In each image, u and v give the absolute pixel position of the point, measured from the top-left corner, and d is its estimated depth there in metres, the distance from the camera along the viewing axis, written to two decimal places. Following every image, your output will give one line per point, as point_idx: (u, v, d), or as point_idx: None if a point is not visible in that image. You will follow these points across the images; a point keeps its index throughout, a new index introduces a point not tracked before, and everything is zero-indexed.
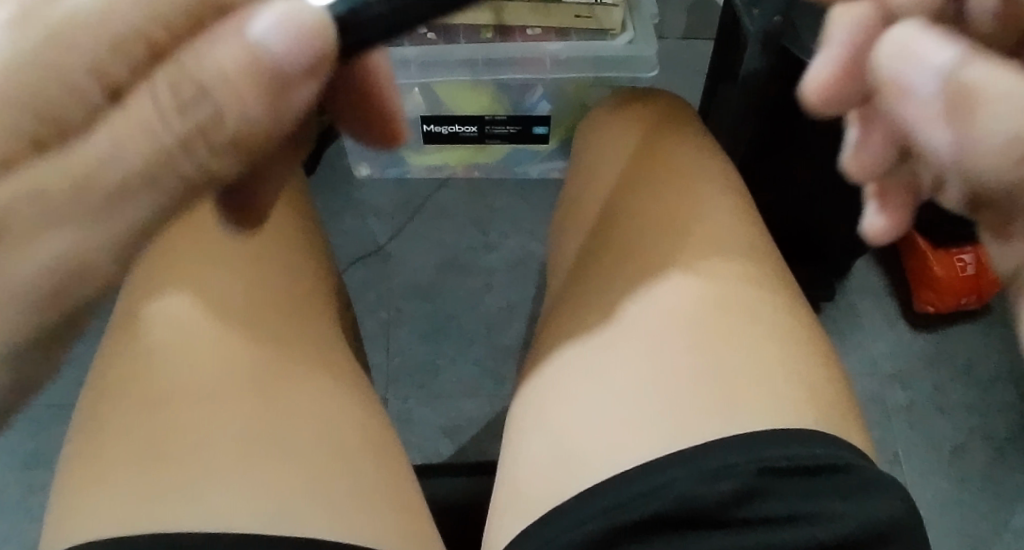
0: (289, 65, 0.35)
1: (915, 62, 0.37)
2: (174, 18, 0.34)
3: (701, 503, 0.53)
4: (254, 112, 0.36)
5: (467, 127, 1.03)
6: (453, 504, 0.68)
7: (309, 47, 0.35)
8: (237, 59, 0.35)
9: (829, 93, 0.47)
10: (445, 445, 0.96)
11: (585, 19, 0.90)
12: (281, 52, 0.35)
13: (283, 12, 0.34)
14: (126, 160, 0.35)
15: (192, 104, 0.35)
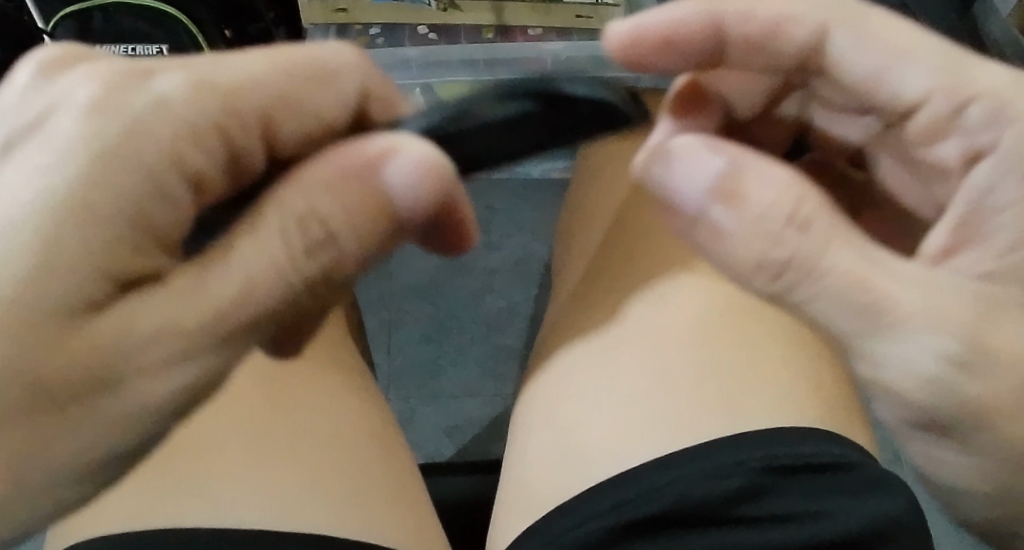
0: (411, 202, 0.40)
1: (680, 183, 0.43)
2: (323, 171, 0.39)
3: (705, 502, 0.53)
4: (364, 244, 0.41)
5: None
6: (457, 503, 0.68)
7: (431, 191, 0.39)
8: (359, 198, 0.40)
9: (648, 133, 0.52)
10: (447, 445, 0.95)
11: (586, 20, 0.87)
12: (407, 196, 0.39)
13: (412, 159, 0.39)
14: (252, 299, 0.39)
15: (320, 245, 0.40)
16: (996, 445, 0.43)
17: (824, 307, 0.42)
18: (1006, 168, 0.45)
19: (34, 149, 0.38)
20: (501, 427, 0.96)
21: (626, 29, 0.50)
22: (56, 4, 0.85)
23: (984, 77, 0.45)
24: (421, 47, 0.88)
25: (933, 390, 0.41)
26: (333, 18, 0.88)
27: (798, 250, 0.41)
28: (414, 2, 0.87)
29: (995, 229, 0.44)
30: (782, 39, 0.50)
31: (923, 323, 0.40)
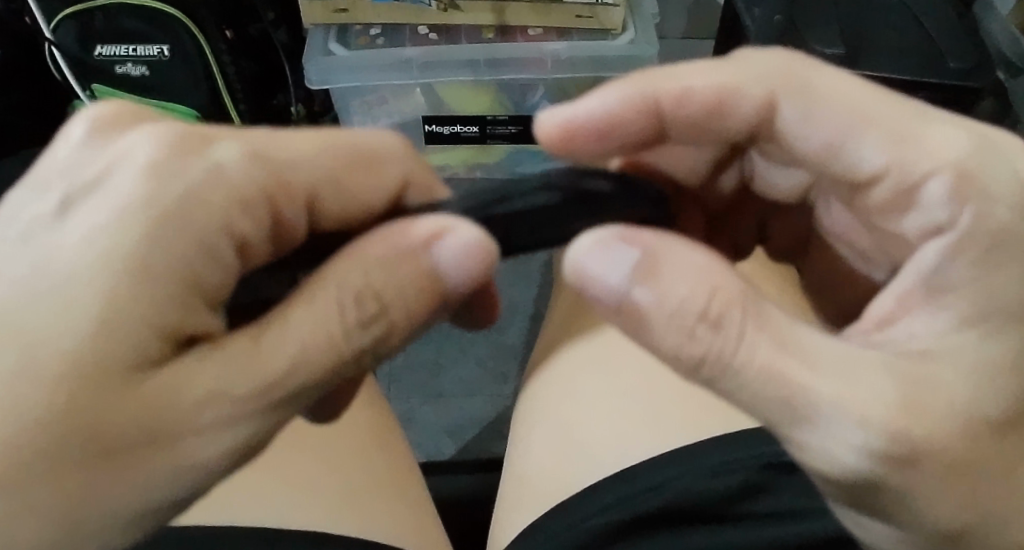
0: (461, 275, 0.39)
1: (597, 279, 0.38)
2: (370, 252, 0.38)
3: (701, 499, 0.55)
4: (415, 315, 0.40)
5: (467, 127, 0.98)
6: (457, 498, 0.68)
7: (484, 269, 0.38)
8: (414, 276, 0.39)
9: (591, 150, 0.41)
10: (447, 444, 0.90)
11: (586, 20, 0.87)
12: (459, 270, 0.38)
13: (462, 241, 0.37)
14: (298, 371, 0.37)
15: (374, 318, 0.38)
16: (922, 521, 0.40)
17: (751, 398, 0.38)
18: (954, 252, 0.40)
19: (92, 209, 0.36)
20: (504, 428, 0.91)
21: (557, 119, 0.44)
22: (55, 4, 0.85)
23: (944, 146, 0.40)
24: (420, 46, 0.89)
25: (861, 476, 0.38)
26: (333, 19, 0.88)
27: (722, 349, 0.38)
28: (416, 2, 0.86)
29: (931, 317, 0.40)
30: (726, 114, 0.45)
31: (848, 413, 0.37)
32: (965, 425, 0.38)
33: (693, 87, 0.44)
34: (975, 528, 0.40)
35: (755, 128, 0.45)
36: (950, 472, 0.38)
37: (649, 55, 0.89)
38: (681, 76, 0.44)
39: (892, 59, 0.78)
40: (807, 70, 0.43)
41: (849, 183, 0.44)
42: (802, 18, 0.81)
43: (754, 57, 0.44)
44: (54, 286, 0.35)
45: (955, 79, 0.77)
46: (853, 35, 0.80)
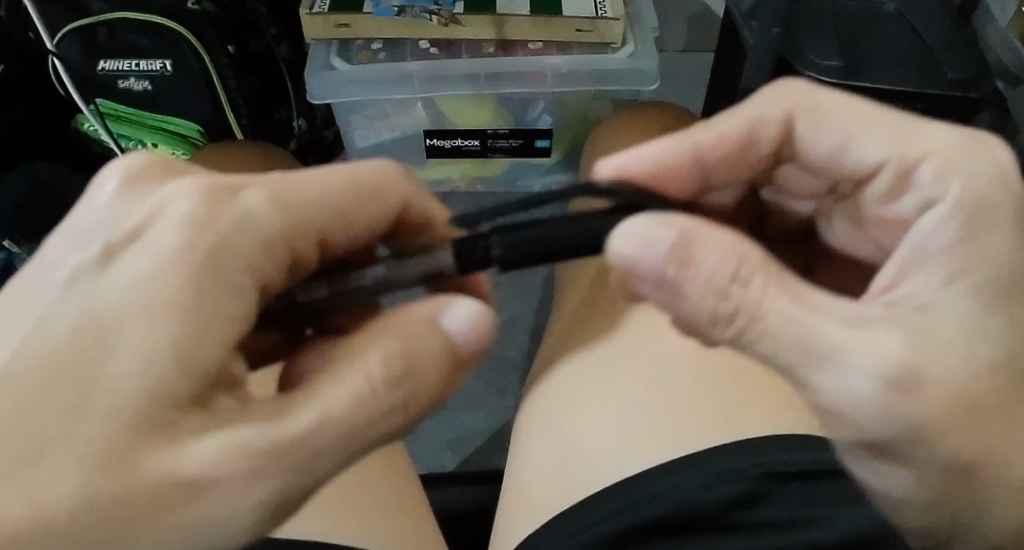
0: (466, 342, 0.42)
1: (638, 260, 0.38)
2: (400, 322, 0.41)
3: (699, 508, 0.54)
4: (434, 382, 0.41)
5: (469, 140, 0.98)
6: (459, 511, 0.68)
7: (482, 337, 0.42)
8: (428, 339, 0.41)
9: (617, 174, 0.44)
10: (448, 458, 0.89)
11: (586, 33, 0.88)
12: (461, 338, 0.41)
13: (467, 313, 0.41)
14: (327, 433, 0.38)
15: (400, 378, 0.39)
16: (932, 462, 0.41)
17: (774, 345, 0.40)
18: (950, 212, 0.42)
19: (136, 256, 0.38)
20: (505, 442, 0.90)
21: (610, 170, 0.45)
22: (60, 19, 0.86)
23: (934, 137, 0.43)
24: (421, 61, 0.89)
25: (875, 415, 0.39)
26: (335, 34, 0.88)
27: (750, 307, 0.39)
28: (417, 17, 0.86)
29: (927, 276, 0.41)
30: (758, 143, 0.46)
31: (864, 350, 0.39)
32: (967, 370, 0.40)
33: (726, 126, 0.46)
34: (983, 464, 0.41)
35: (776, 155, 0.47)
36: (956, 409, 0.40)
37: (648, 69, 0.89)
38: (713, 124, 0.46)
39: (891, 69, 0.79)
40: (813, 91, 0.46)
41: (851, 179, 0.46)
42: (800, 32, 0.82)
43: (774, 85, 0.46)
44: (100, 329, 0.37)
45: (954, 90, 0.78)
46: (851, 48, 0.80)
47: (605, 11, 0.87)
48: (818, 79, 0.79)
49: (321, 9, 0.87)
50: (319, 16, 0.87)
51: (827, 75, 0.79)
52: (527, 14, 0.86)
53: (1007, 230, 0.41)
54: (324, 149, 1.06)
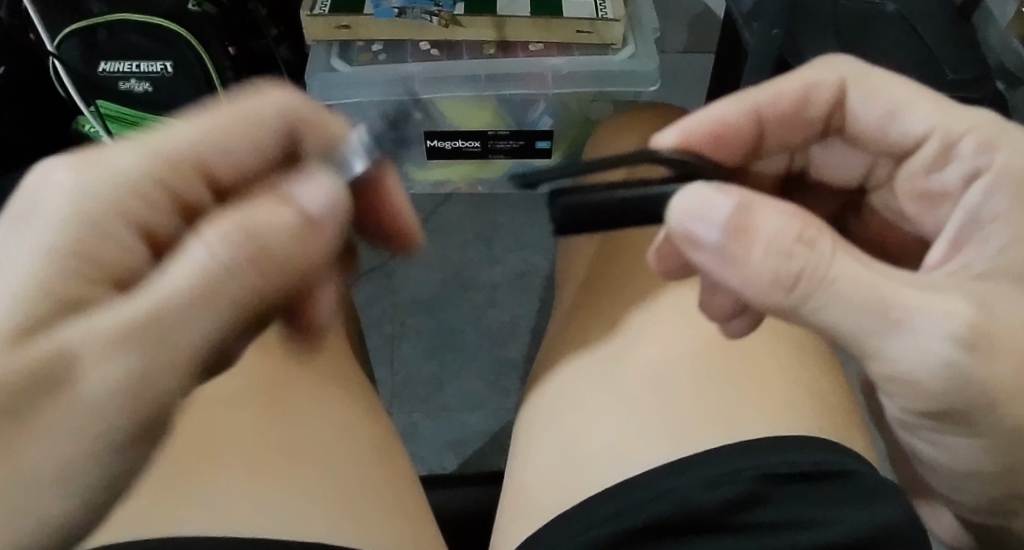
0: (313, 211, 0.42)
1: (703, 228, 0.41)
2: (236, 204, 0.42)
3: (700, 508, 0.53)
4: (296, 255, 0.42)
5: (470, 141, 0.97)
6: (459, 513, 0.68)
7: (336, 206, 0.43)
8: (272, 211, 0.41)
9: (677, 141, 0.52)
10: (449, 459, 0.89)
11: (586, 35, 0.88)
12: (306, 204, 0.42)
13: (305, 187, 0.43)
14: (179, 321, 0.40)
15: (248, 248, 0.40)
16: (1000, 428, 0.45)
17: (838, 312, 0.42)
18: (998, 186, 0.48)
19: (18, 236, 0.42)
20: (506, 442, 0.90)
21: (679, 134, 0.52)
22: (60, 20, 0.86)
23: (965, 116, 0.50)
24: (422, 62, 0.89)
25: (947, 377, 0.43)
26: (335, 35, 0.88)
27: (818, 263, 0.41)
28: (417, 18, 0.86)
29: (983, 244, 0.47)
30: (807, 106, 0.53)
31: (934, 314, 0.42)
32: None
33: (783, 89, 0.53)
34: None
35: (823, 125, 0.54)
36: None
37: (649, 70, 0.89)
38: (773, 85, 0.53)
39: (892, 71, 0.79)
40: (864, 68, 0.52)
41: (902, 150, 0.52)
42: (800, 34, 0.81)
43: (825, 57, 0.53)
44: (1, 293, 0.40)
45: (954, 91, 0.78)
46: (852, 50, 0.80)
47: (606, 12, 0.87)
48: None
49: (321, 11, 0.87)
50: (319, 17, 0.87)
51: None
52: (527, 16, 0.86)
53: None
54: None
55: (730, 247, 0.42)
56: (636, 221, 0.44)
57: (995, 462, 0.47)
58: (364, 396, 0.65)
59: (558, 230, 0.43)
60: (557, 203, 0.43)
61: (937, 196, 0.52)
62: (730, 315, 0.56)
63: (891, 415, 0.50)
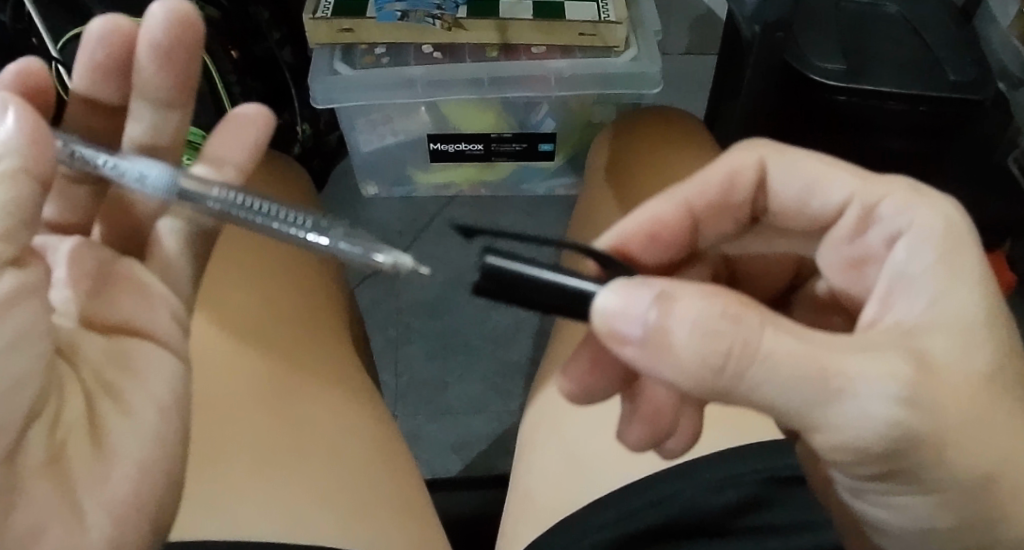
0: (17, 120, 0.42)
1: (621, 319, 0.37)
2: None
3: (703, 514, 0.54)
4: (32, 167, 0.41)
5: (471, 145, 0.98)
6: (464, 517, 0.68)
7: (26, 106, 0.43)
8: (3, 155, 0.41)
9: (613, 245, 0.48)
10: (454, 462, 0.89)
11: (589, 38, 0.88)
12: (13, 114, 0.42)
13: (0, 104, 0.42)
14: None
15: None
16: (950, 483, 0.40)
17: (775, 389, 0.36)
18: (919, 241, 0.42)
19: None
20: (510, 445, 0.90)
21: (609, 238, 0.49)
22: (61, 24, 0.85)
23: (870, 182, 0.45)
24: (425, 65, 0.89)
25: (892, 440, 0.37)
26: (338, 39, 0.88)
27: (747, 336, 0.36)
28: (419, 22, 0.86)
29: (909, 301, 0.40)
30: (734, 194, 0.48)
31: (875, 378, 0.36)
32: (972, 380, 0.39)
33: (705, 179, 0.48)
34: (998, 475, 0.40)
35: (751, 211, 0.49)
36: (973, 422, 0.38)
37: (650, 71, 0.89)
38: (697, 175, 0.49)
39: (894, 73, 0.79)
40: (773, 154, 0.47)
41: (830, 217, 0.47)
42: (802, 37, 0.82)
43: (743, 139, 0.48)
44: None
45: (955, 92, 0.78)
46: (853, 53, 0.80)
47: (608, 15, 0.87)
48: (821, 82, 0.79)
49: (323, 14, 0.87)
50: (322, 21, 0.87)
51: (830, 78, 0.78)
52: (530, 18, 0.86)
53: (974, 252, 0.42)
54: (327, 154, 1.06)
55: (651, 334, 0.36)
56: (563, 304, 0.39)
57: (949, 519, 0.41)
58: (370, 398, 0.65)
59: (482, 292, 0.38)
60: (482, 262, 0.38)
61: (863, 261, 0.46)
62: (662, 440, 0.51)
63: (838, 485, 0.44)
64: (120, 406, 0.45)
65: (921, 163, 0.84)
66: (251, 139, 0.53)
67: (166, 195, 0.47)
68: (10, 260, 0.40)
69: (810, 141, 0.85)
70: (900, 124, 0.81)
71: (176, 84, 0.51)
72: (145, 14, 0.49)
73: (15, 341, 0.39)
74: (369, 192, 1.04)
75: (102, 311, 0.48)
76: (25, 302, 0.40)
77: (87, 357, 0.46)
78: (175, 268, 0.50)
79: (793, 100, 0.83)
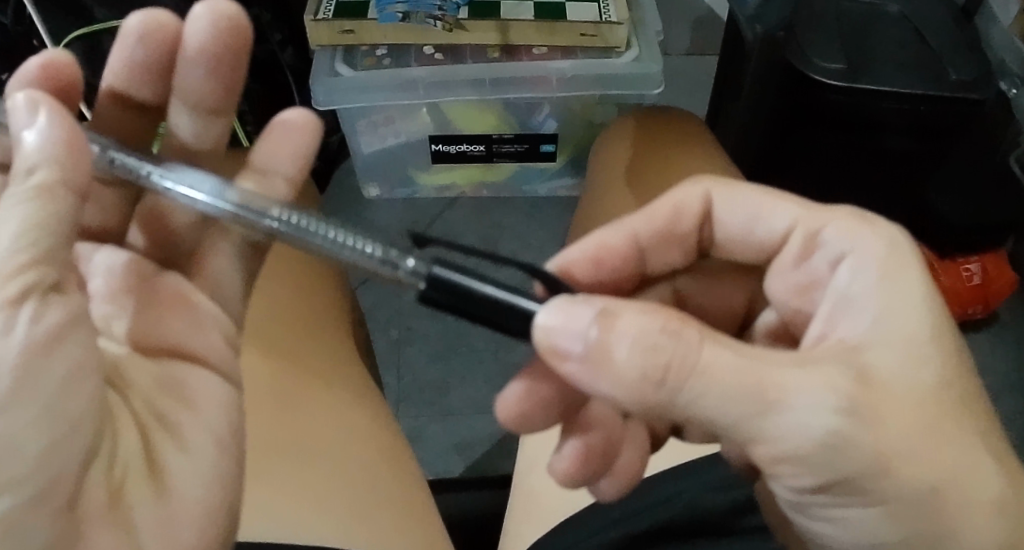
0: (51, 124, 0.41)
1: (563, 334, 0.37)
2: (25, 167, 0.41)
3: (704, 513, 0.54)
4: (67, 174, 0.41)
5: (472, 145, 0.98)
6: (467, 517, 0.69)
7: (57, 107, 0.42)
8: (40, 161, 0.41)
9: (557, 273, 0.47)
10: (456, 463, 0.89)
11: (590, 38, 0.88)
12: (46, 117, 0.42)
13: (32, 103, 0.42)
14: None
15: (36, 190, 0.40)
16: (900, 492, 0.38)
17: (715, 403, 0.36)
18: (863, 263, 0.42)
19: None
20: (513, 445, 0.89)
21: (554, 261, 0.48)
22: (63, 25, 0.86)
23: (808, 208, 0.45)
24: (427, 66, 0.89)
25: (831, 452, 0.36)
26: (340, 40, 0.88)
27: (685, 353, 0.35)
28: (420, 23, 0.86)
29: (854, 319, 0.40)
30: (679, 223, 0.48)
31: (813, 390, 0.36)
32: (917, 394, 0.38)
33: (653, 210, 0.48)
34: (947, 486, 0.39)
35: (697, 243, 0.49)
36: (921, 435, 0.38)
37: (651, 72, 0.89)
38: (644, 208, 0.48)
39: (895, 73, 0.79)
40: (724, 190, 0.47)
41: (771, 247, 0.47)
42: (803, 37, 0.81)
43: (693, 176, 0.49)
44: None
45: (957, 90, 0.78)
46: (853, 53, 0.80)
47: (609, 15, 0.87)
48: (823, 81, 0.78)
49: (325, 16, 0.87)
50: (324, 22, 0.87)
51: (830, 78, 0.78)
52: (530, 19, 0.86)
53: (917, 269, 0.41)
54: (329, 155, 1.06)
55: (591, 347, 0.36)
56: (504, 321, 0.39)
57: (895, 532, 0.39)
58: (374, 398, 0.65)
59: (426, 302, 0.40)
60: (428, 273, 0.40)
61: (808, 287, 0.45)
62: (595, 478, 0.48)
63: (779, 500, 0.42)
64: (179, 443, 0.44)
65: (919, 162, 0.85)
66: (299, 147, 0.53)
67: (219, 214, 0.46)
68: (53, 286, 0.40)
69: (818, 143, 0.84)
70: (903, 123, 0.80)
71: (219, 90, 0.51)
72: (191, 17, 0.49)
73: (71, 375, 0.39)
74: (371, 193, 1.04)
75: (152, 331, 0.48)
76: (74, 336, 0.40)
77: (136, 386, 0.45)
78: (223, 284, 0.51)
79: (797, 102, 0.82)
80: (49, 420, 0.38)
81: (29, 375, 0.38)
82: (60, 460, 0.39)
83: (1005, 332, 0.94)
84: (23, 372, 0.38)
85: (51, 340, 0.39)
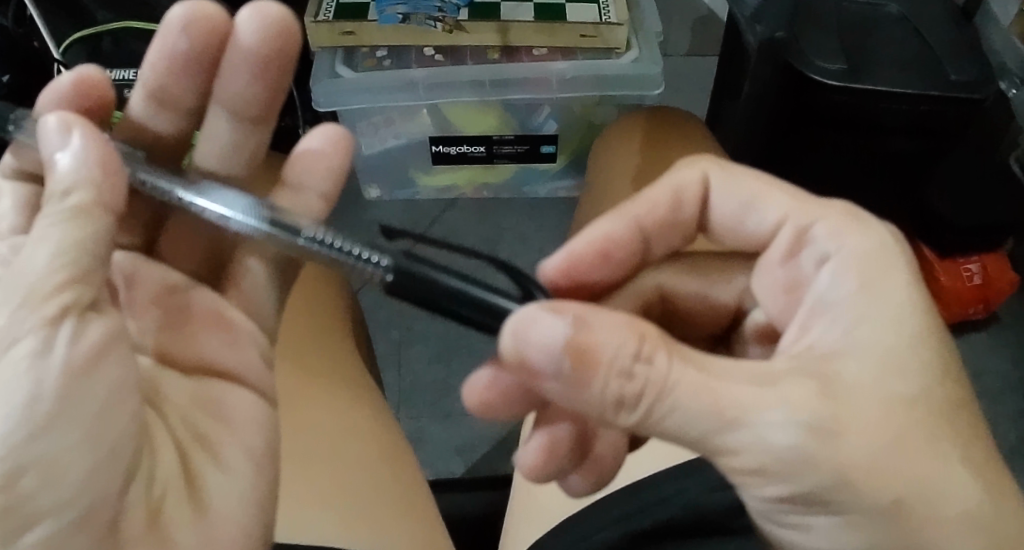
0: (87, 148, 0.42)
1: (527, 341, 0.37)
2: (58, 188, 0.41)
3: (705, 512, 0.53)
4: (104, 197, 0.41)
5: (473, 146, 0.98)
6: (470, 516, 0.69)
7: (84, 125, 0.43)
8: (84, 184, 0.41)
9: (553, 276, 0.47)
10: (457, 463, 0.89)
11: (590, 39, 0.88)
12: (80, 139, 0.42)
13: (62, 125, 0.42)
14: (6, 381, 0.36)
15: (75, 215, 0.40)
16: (860, 504, 0.37)
17: (688, 418, 0.37)
18: (846, 267, 0.41)
19: None
20: (514, 446, 0.90)
21: (557, 259, 0.47)
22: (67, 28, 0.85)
23: (792, 208, 0.45)
24: (427, 67, 0.89)
25: (795, 467, 0.37)
26: (339, 41, 0.88)
27: (653, 376, 0.37)
28: (421, 24, 0.87)
29: (832, 324, 0.40)
30: (681, 212, 0.48)
31: (774, 407, 0.37)
32: (886, 399, 0.38)
33: (653, 197, 0.48)
34: (925, 495, 0.38)
35: (695, 231, 0.49)
36: (896, 454, 0.37)
37: (652, 72, 0.89)
38: (644, 195, 0.48)
39: (895, 74, 0.79)
40: (724, 174, 0.47)
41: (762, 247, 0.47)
42: (802, 37, 0.81)
43: (687, 159, 0.49)
44: None
45: (956, 90, 0.78)
46: (851, 53, 0.80)
47: (609, 17, 0.88)
48: (820, 81, 0.78)
49: (325, 17, 0.87)
50: (324, 23, 0.87)
51: (829, 79, 0.78)
52: (530, 19, 0.86)
53: (904, 275, 0.41)
54: None
55: (551, 356, 0.37)
56: (478, 318, 0.42)
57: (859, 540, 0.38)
58: (375, 399, 0.65)
59: (394, 291, 0.43)
60: (397, 263, 0.43)
61: (798, 285, 0.44)
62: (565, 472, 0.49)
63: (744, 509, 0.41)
64: (219, 463, 0.44)
65: (919, 162, 0.84)
66: (335, 165, 0.53)
67: (255, 233, 0.46)
68: (90, 304, 0.40)
69: (816, 142, 0.84)
70: (901, 123, 0.80)
71: (262, 97, 0.52)
72: (238, 19, 0.49)
73: (111, 398, 0.40)
74: (371, 195, 1.04)
75: (174, 345, 0.48)
76: (115, 355, 0.41)
77: (169, 402, 0.45)
78: (260, 305, 0.50)
79: (793, 102, 0.82)
80: (92, 444, 0.39)
81: (71, 399, 0.39)
82: (103, 480, 0.39)
83: (1005, 331, 0.94)
84: (69, 393, 0.38)
85: (93, 359, 0.39)
